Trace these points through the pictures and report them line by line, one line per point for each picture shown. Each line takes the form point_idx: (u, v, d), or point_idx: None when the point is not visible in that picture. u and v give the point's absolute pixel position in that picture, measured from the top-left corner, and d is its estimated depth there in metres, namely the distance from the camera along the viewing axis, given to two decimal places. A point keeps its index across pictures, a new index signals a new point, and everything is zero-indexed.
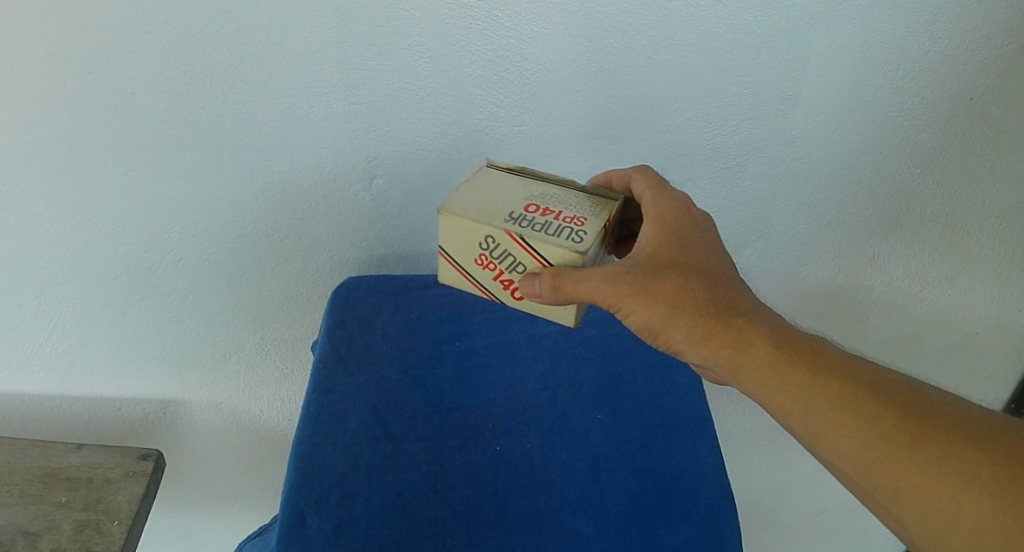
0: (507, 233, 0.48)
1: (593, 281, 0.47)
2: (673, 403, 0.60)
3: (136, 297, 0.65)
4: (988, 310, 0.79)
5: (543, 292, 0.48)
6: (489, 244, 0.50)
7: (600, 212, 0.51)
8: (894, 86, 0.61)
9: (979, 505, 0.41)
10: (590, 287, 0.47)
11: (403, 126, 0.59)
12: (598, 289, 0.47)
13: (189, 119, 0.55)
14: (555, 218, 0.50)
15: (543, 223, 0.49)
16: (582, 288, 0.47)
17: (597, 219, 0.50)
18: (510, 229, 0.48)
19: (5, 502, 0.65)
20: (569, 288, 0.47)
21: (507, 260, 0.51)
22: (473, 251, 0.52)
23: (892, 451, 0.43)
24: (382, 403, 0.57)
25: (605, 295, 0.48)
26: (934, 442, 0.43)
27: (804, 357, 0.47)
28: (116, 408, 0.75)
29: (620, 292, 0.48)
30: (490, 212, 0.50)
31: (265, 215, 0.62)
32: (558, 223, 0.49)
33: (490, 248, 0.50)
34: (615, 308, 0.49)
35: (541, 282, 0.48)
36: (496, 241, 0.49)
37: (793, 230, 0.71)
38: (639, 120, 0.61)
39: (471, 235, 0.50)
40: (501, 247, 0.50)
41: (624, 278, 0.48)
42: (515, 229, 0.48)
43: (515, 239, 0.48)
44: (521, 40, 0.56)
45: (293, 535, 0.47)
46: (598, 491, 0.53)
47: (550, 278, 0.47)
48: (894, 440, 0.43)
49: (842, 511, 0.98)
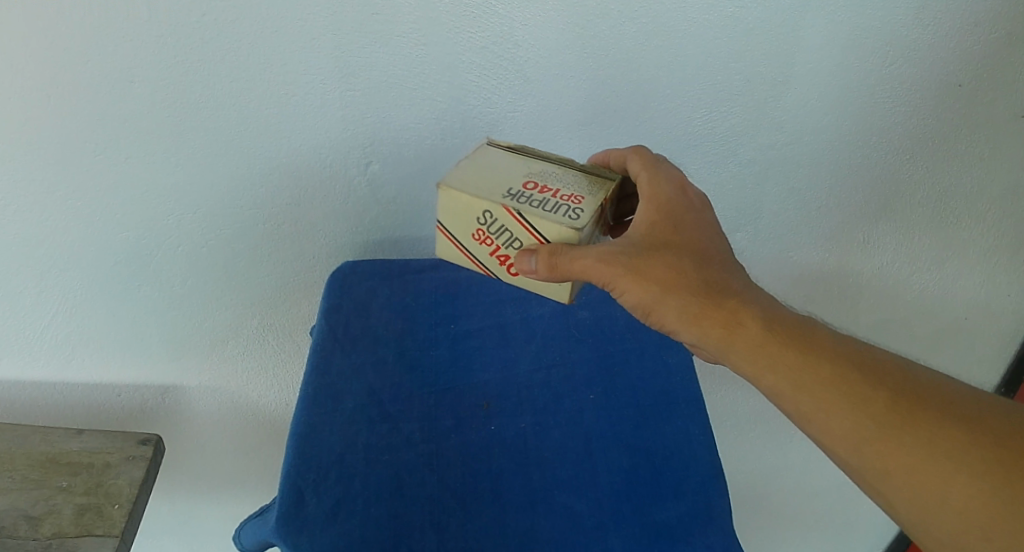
0: (505, 208, 0.49)
1: (590, 260, 0.48)
2: (666, 383, 0.60)
3: (136, 282, 0.66)
4: (978, 295, 0.81)
5: (540, 269, 0.49)
6: (487, 219, 0.51)
7: (597, 191, 0.52)
8: (880, 74, 0.62)
9: (967, 483, 0.41)
10: (588, 265, 0.48)
11: (398, 112, 0.60)
12: (595, 268, 0.48)
13: (187, 106, 0.55)
14: (552, 196, 0.51)
15: (540, 200, 0.50)
16: (579, 266, 0.47)
17: (594, 197, 0.51)
18: (508, 204, 0.49)
19: (6, 487, 0.66)
20: (566, 266, 0.48)
21: (505, 236, 0.52)
22: (472, 226, 0.53)
23: (881, 431, 0.44)
24: (378, 384, 0.57)
25: (599, 273, 0.48)
26: (922, 422, 0.43)
27: (797, 338, 0.47)
28: (116, 393, 0.76)
29: (617, 272, 0.48)
30: (490, 188, 0.51)
31: (261, 200, 0.63)
32: (555, 200, 0.50)
33: (489, 223, 0.51)
34: (611, 287, 0.50)
35: (538, 258, 0.48)
36: (494, 216, 0.50)
37: (784, 213, 0.72)
38: (632, 106, 0.62)
39: (470, 211, 0.51)
40: (498, 223, 0.51)
41: (620, 257, 0.49)
42: (513, 205, 0.49)
43: (513, 213, 0.49)
44: (514, 28, 0.56)
45: (291, 513, 0.48)
46: (592, 469, 0.54)
47: (548, 256, 0.48)
48: (883, 419, 0.44)
49: (835, 494, 0.99)
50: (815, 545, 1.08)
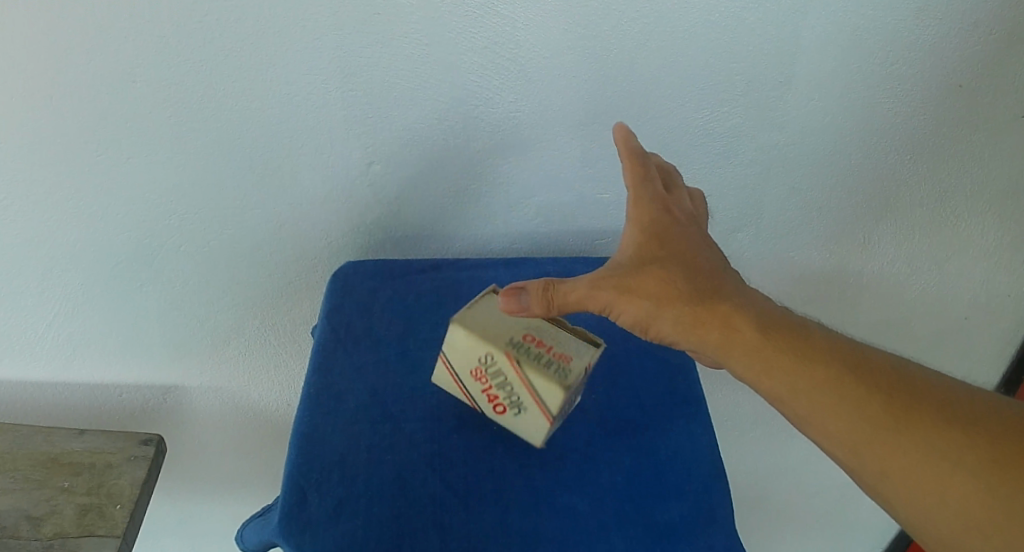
0: (505, 356, 0.50)
1: (581, 290, 0.49)
2: (668, 383, 0.60)
3: (137, 282, 0.66)
4: (978, 295, 0.81)
5: (533, 305, 0.50)
6: (489, 362, 0.51)
7: (588, 351, 0.51)
8: (880, 74, 0.62)
9: (967, 485, 0.41)
10: (578, 295, 0.49)
11: (400, 113, 0.60)
12: (587, 296, 0.49)
13: (188, 106, 0.56)
14: (548, 348, 0.51)
15: (536, 351, 0.50)
16: (571, 297, 0.49)
17: (582, 356, 0.51)
18: (509, 351, 0.50)
19: (8, 487, 0.66)
20: (559, 298, 0.49)
21: (506, 388, 0.51)
22: (473, 366, 0.52)
23: (879, 436, 0.44)
24: (380, 384, 0.58)
25: (592, 300, 0.50)
26: (919, 425, 0.43)
27: (793, 344, 0.47)
28: (117, 394, 0.76)
29: (610, 296, 0.49)
30: (492, 331, 0.52)
31: (263, 200, 0.63)
32: (548, 355, 0.50)
33: (490, 367, 0.51)
34: (607, 310, 0.51)
35: (529, 295, 0.50)
36: (495, 361, 0.51)
37: (785, 214, 0.72)
38: (633, 106, 0.62)
39: (472, 352, 0.52)
40: (499, 369, 0.51)
41: (610, 281, 0.50)
42: (513, 352, 0.50)
43: (512, 362, 0.49)
44: (516, 28, 0.56)
45: (293, 513, 0.49)
46: (594, 469, 0.54)
47: (538, 291, 0.50)
48: (880, 425, 0.44)
49: (836, 493, 1.00)
50: (816, 544, 1.08)
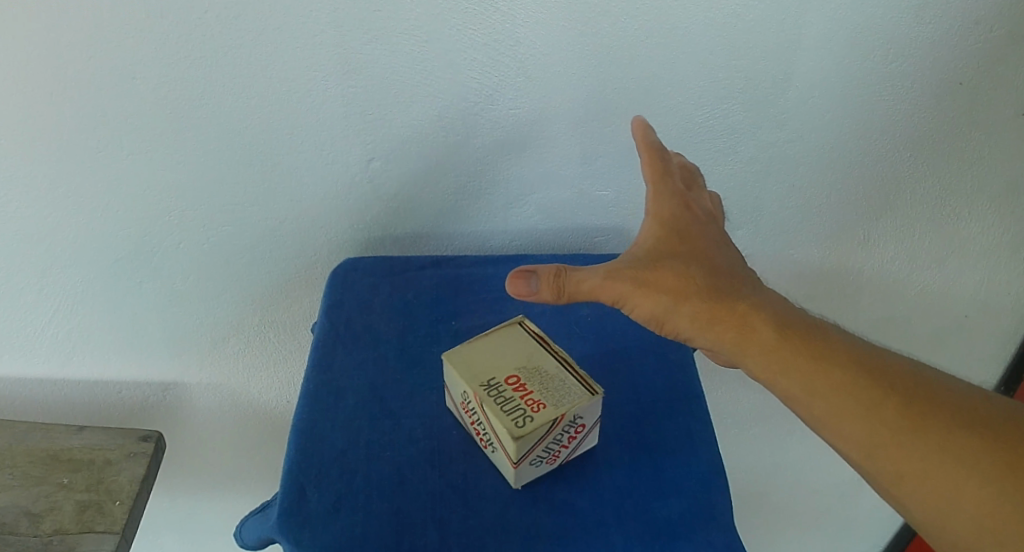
0: (472, 393, 0.50)
1: (596, 280, 0.48)
2: (668, 380, 0.60)
3: (137, 279, 0.66)
4: (978, 294, 0.81)
5: (542, 290, 0.48)
6: (468, 400, 0.52)
7: (564, 403, 0.49)
8: (880, 72, 0.62)
9: (978, 488, 0.42)
10: (593, 285, 0.48)
11: (399, 109, 0.60)
12: (601, 286, 0.48)
13: (188, 102, 0.56)
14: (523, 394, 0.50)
15: (507, 395, 0.49)
16: (585, 287, 0.48)
17: (556, 407, 0.48)
18: (476, 389, 0.50)
19: (8, 483, 0.66)
20: (572, 288, 0.48)
21: (481, 426, 0.51)
22: (459, 397, 0.53)
23: (893, 436, 0.44)
24: (380, 381, 0.58)
25: (607, 290, 0.48)
26: (932, 427, 0.44)
27: (809, 345, 0.47)
28: (116, 391, 0.76)
29: (625, 287, 0.48)
30: (477, 365, 0.52)
31: (262, 197, 0.63)
32: (519, 403, 0.49)
33: (469, 405, 0.52)
34: (621, 303, 0.49)
35: (540, 278, 0.48)
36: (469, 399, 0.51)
37: (785, 212, 0.72)
38: (633, 103, 0.62)
39: (457, 387, 0.53)
40: (474, 408, 0.51)
41: (627, 273, 0.49)
42: (480, 392, 0.50)
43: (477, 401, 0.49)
44: (516, 25, 0.56)
45: (292, 510, 0.49)
46: (594, 466, 0.54)
47: (551, 277, 0.48)
48: (894, 426, 0.44)
49: (836, 492, 0.99)
50: (816, 542, 1.08)
